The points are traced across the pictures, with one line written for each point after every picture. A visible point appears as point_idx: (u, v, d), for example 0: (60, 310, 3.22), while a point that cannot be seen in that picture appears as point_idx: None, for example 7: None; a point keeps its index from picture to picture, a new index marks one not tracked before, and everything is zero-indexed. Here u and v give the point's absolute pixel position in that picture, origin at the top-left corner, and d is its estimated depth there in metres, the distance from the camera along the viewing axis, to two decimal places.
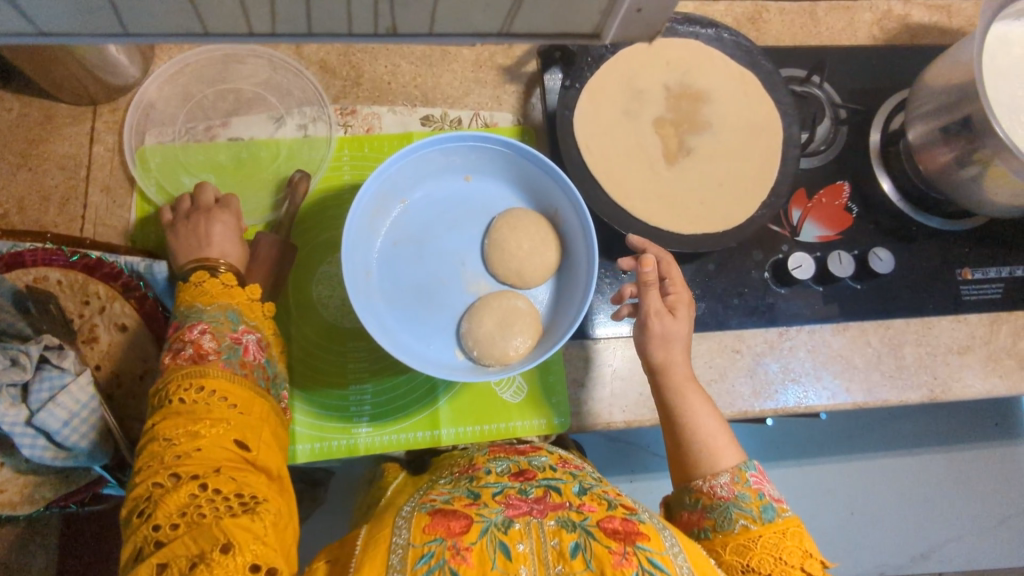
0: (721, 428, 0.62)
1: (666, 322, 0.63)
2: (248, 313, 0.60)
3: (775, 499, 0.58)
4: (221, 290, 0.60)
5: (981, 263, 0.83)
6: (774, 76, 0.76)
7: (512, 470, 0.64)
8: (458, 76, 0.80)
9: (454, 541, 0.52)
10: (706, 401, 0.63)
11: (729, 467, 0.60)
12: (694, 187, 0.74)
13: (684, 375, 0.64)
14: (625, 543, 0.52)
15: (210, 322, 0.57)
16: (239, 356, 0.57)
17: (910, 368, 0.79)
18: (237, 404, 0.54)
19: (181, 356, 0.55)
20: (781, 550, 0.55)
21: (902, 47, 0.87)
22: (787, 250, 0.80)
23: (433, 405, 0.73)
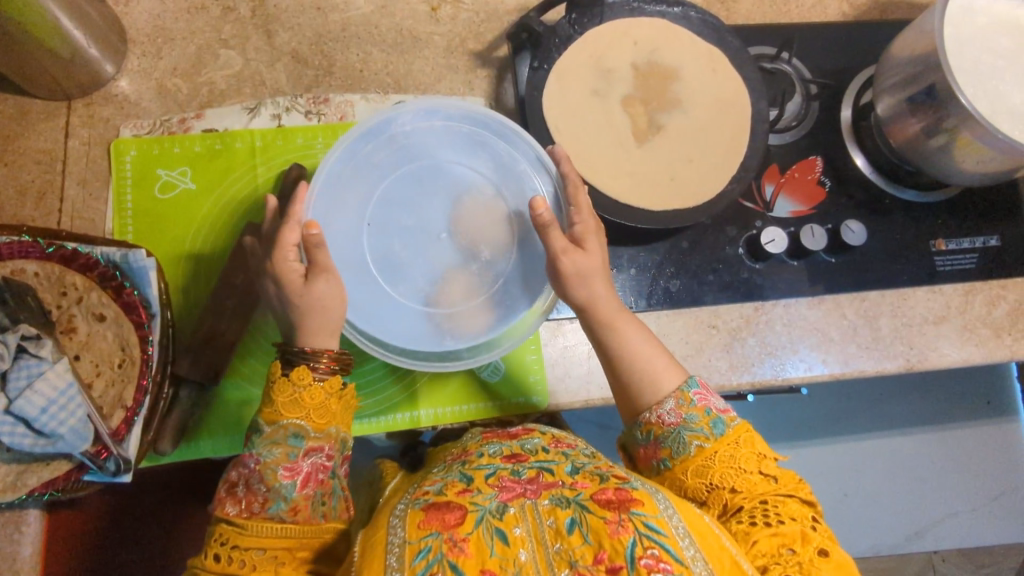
0: (660, 355, 0.65)
1: (576, 258, 0.63)
2: (314, 428, 0.59)
3: (721, 412, 0.62)
4: (288, 403, 0.59)
5: (955, 234, 0.84)
6: (742, 53, 0.77)
7: (505, 452, 0.63)
8: (429, 63, 0.80)
9: (450, 533, 0.52)
10: (639, 328, 0.66)
11: (672, 391, 0.63)
12: (665, 165, 0.74)
13: (613, 309, 0.65)
14: (620, 511, 0.52)
15: (263, 456, 0.58)
16: (289, 500, 0.58)
17: (885, 339, 0.80)
18: (280, 554, 0.57)
19: (234, 497, 0.58)
20: (738, 459, 0.59)
21: (872, 23, 0.88)
22: (760, 225, 0.81)
23: (411, 387, 0.73)
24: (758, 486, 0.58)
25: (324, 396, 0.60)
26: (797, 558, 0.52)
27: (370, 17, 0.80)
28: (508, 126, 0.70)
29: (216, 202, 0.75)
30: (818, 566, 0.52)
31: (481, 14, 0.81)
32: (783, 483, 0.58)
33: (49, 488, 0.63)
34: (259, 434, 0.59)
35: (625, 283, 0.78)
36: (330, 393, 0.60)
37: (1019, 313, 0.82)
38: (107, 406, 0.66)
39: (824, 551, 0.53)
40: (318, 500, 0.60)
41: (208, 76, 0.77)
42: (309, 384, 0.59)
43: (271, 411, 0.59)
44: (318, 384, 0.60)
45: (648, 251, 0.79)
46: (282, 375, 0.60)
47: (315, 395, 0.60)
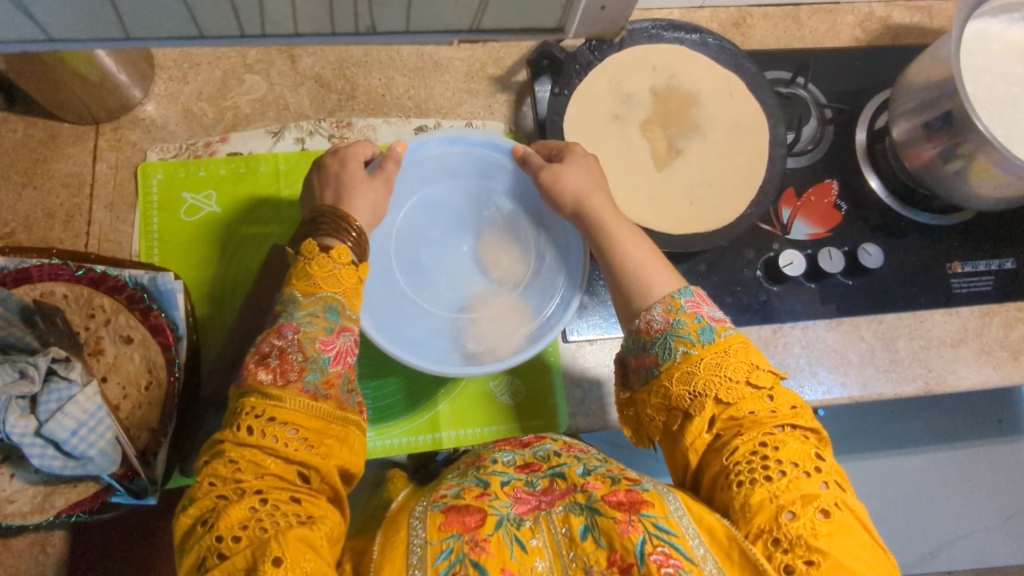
0: (653, 257, 0.62)
1: (552, 170, 0.66)
2: (350, 307, 0.57)
3: (714, 321, 0.57)
4: (327, 277, 0.55)
5: (971, 256, 0.84)
6: (758, 78, 0.78)
7: (519, 462, 0.62)
8: (450, 87, 0.82)
9: (471, 535, 0.51)
10: (636, 238, 0.63)
11: (663, 297, 0.59)
12: (685, 188, 0.75)
13: (607, 213, 0.64)
14: (631, 512, 0.50)
15: (303, 326, 0.53)
16: (326, 370, 0.52)
17: (903, 361, 0.80)
18: (310, 437, 0.50)
19: (266, 366, 0.51)
20: (724, 368, 0.54)
21: (886, 48, 0.89)
22: (778, 249, 0.82)
23: (433, 409, 0.74)
24: (752, 407, 0.53)
25: (359, 279, 0.58)
26: (799, 523, 0.48)
27: None
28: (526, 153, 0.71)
29: (241, 225, 0.77)
30: (822, 530, 0.47)
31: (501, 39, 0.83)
32: (777, 404, 0.54)
33: (77, 509, 0.63)
34: (296, 306, 0.55)
35: None
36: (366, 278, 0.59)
37: None
38: (133, 427, 0.67)
39: (827, 514, 0.48)
40: (347, 382, 0.54)
41: (232, 101, 0.78)
42: (348, 262, 0.57)
43: (308, 283, 0.55)
44: (354, 265, 0.58)
45: None
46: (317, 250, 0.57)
47: (352, 275, 0.57)
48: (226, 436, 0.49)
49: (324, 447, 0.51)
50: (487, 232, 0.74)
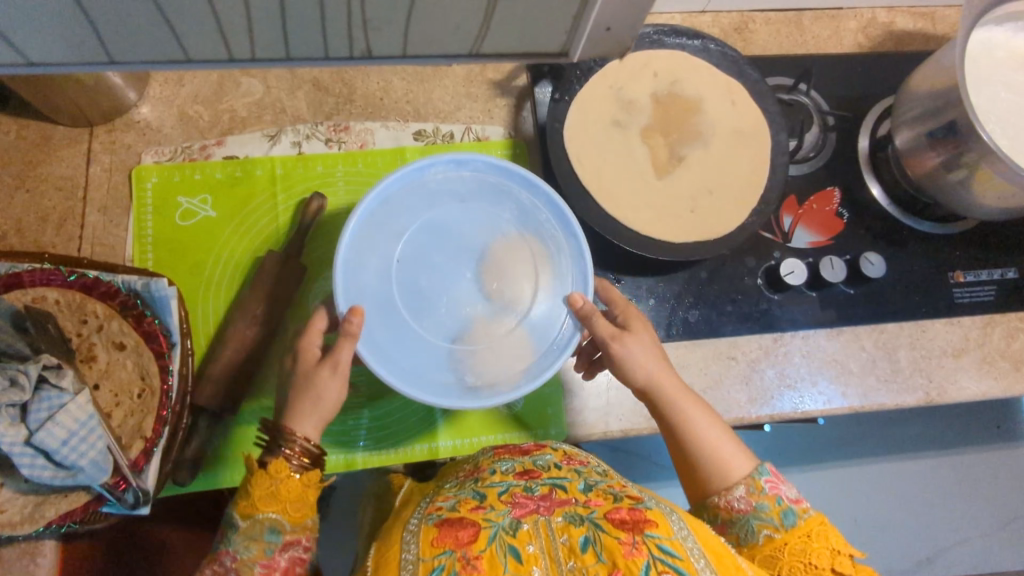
0: (724, 434, 0.64)
1: (624, 341, 0.66)
2: (290, 522, 0.57)
3: (794, 501, 0.59)
4: (265, 497, 0.56)
5: (973, 266, 0.83)
6: (761, 85, 0.77)
7: (517, 468, 0.62)
8: (449, 91, 0.81)
9: (464, 552, 0.50)
10: (702, 407, 0.65)
11: (744, 477, 0.61)
12: (685, 196, 0.74)
13: (678, 389, 0.65)
14: (634, 532, 0.50)
15: (240, 553, 0.56)
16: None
17: (904, 371, 0.80)
18: None
19: None
20: (810, 555, 0.56)
21: (888, 54, 0.89)
22: (779, 257, 0.81)
23: (432, 417, 0.73)
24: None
25: (302, 489, 0.58)
26: None
27: None
28: (531, 178, 0.70)
29: (237, 231, 0.75)
30: None
31: None
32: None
33: (67, 520, 0.62)
34: (235, 530, 0.57)
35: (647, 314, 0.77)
36: (308, 485, 0.58)
37: None
38: (125, 436, 0.65)
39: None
40: None
41: (229, 104, 0.77)
42: (287, 479, 0.57)
43: (245, 505, 0.57)
44: (296, 477, 0.58)
45: (668, 281, 0.79)
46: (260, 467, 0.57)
47: (291, 487, 0.57)
48: None
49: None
50: (490, 256, 0.69)
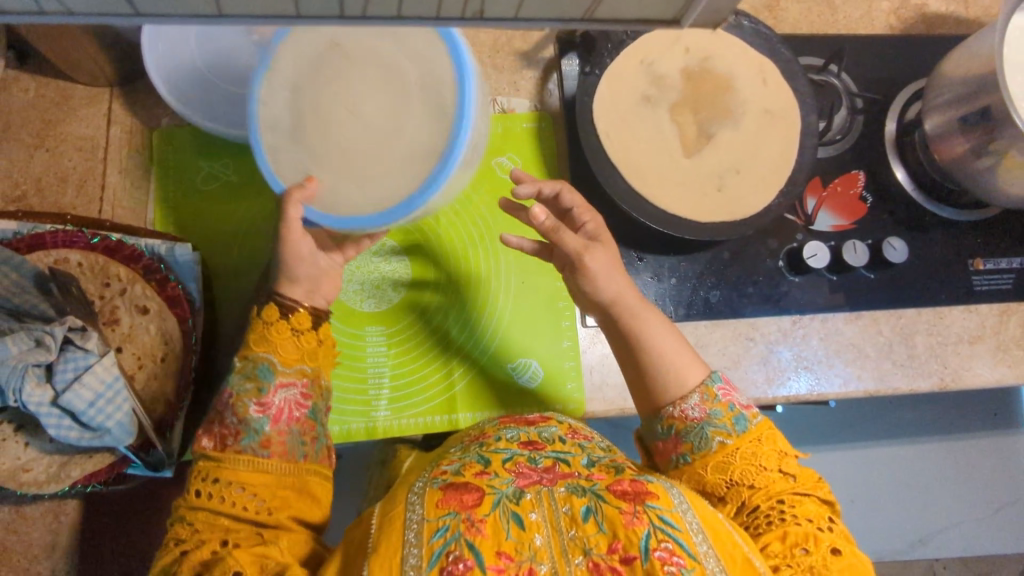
0: (682, 348, 0.66)
1: (595, 256, 0.64)
2: (283, 362, 0.61)
3: (744, 409, 0.63)
4: (258, 339, 0.61)
5: (994, 254, 0.83)
6: (792, 64, 0.76)
7: (522, 438, 0.63)
8: (475, 61, 0.80)
9: (467, 514, 0.51)
10: (661, 323, 0.66)
11: (698, 386, 0.64)
12: (712, 175, 0.73)
13: (638, 303, 0.66)
14: (635, 502, 0.52)
15: (236, 390, 0.59)
16: (261, 433, 0.58)
17: (920, 356, 0.80)
18: (257, 491, 0.57)
19: (208, 432, 0.59)
20: (760, 457, 0.60)
21: (919, 37, 0.88)
22: (801, 239, 0.81)
23: (453, 389, 0.73)
24: (777, 484, 0.59)
25: (298, 334, 0.62)
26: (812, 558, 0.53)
27: None
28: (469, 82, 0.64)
29: (259, 198, 0.74)
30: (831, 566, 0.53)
31: None
32: (803, 484, 0.59)
33: (92, 481, 0.63)
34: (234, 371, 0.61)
35: (668, 291, 0.78)
36: (299, 328, 0.62)
37: None
38: (149, 400, 0.65)
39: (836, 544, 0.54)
40: (300, 434, 0.60)
41: None
42: (283, 320, 0.61)
43: (245, 347, 0.61)
44: (287, 322, 0.62)
45: (690, 260, 0.79)
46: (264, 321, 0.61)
47: (282, 330, 0.61)
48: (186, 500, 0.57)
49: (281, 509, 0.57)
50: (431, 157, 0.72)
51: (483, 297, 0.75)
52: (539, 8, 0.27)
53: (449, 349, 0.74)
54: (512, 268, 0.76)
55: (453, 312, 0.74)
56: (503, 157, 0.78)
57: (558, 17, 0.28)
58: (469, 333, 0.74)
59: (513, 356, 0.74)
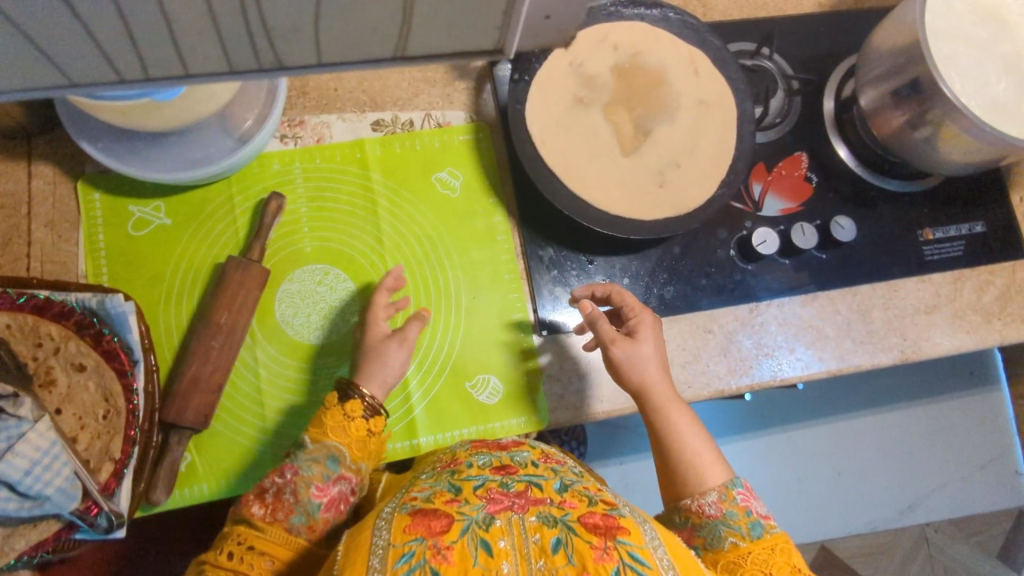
0: (709, 447, 0.68)
1: (624, 346, 0.69)
2: (352, 458, 0.63)
3: (761, 516, 0.63)
4: (338, 428, 0.63)
5: (941, 222, 0.84)
6: (723, 52, 0.75)
7: (494, 464, 0.61)
8: (406, 77, 0.78)
9: (435, 540, 0.48)
10: (691, 420, 0.69)
11: (716, 485, 0.65)
12: (652, 171, 0.72)
13: (667, 393, 0.69)
14: (606, 537, 0.50)
15: (302, 470, 0.61)
16: (311, 516, 0.59)
17: (879, 332, 0.80)
18: (279, 565, 0.58)
19: (262, 501, 0.60)
20: (770, 565, 0.59)
21: (850, 12, 0.88)
22: (751, 226, 0.80)
23: (413, 413, 0.71)
24: None
25: (366, 434, 0.64)
26: None
27: None
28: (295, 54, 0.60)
29: (194, 238, 0.72)
30: None
31: None
32: None
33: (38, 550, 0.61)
34: (303, 449, 0.62)
35: None
36: (374, 432, 0.64)
37: (1006, 297, 0.83)
38: (93, 460, 0.62)
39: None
40: (335, 526, 0.61)
41: None
42: (357, 417, 0.64)
43: (319, 432, 0.63)
44: (364, 420, 0.64)
45: (641, 259, 0.78)
46: (335, 404, 0.64)
47: (359, 427, 0.64)
48: (209, 558, 0.57)
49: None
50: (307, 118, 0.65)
51: (435, 316, 0.73)
52: (339, 52, 0.29)
53: (404, 373, 0.72)
54: (463, 285, 0.75)
55: (406, 335, 0.73)
56: (443, 172, 0.77)
57: (365, 59, 0.30)
58: (424, 353, 0.73)
59: (472, 374, 0.73)
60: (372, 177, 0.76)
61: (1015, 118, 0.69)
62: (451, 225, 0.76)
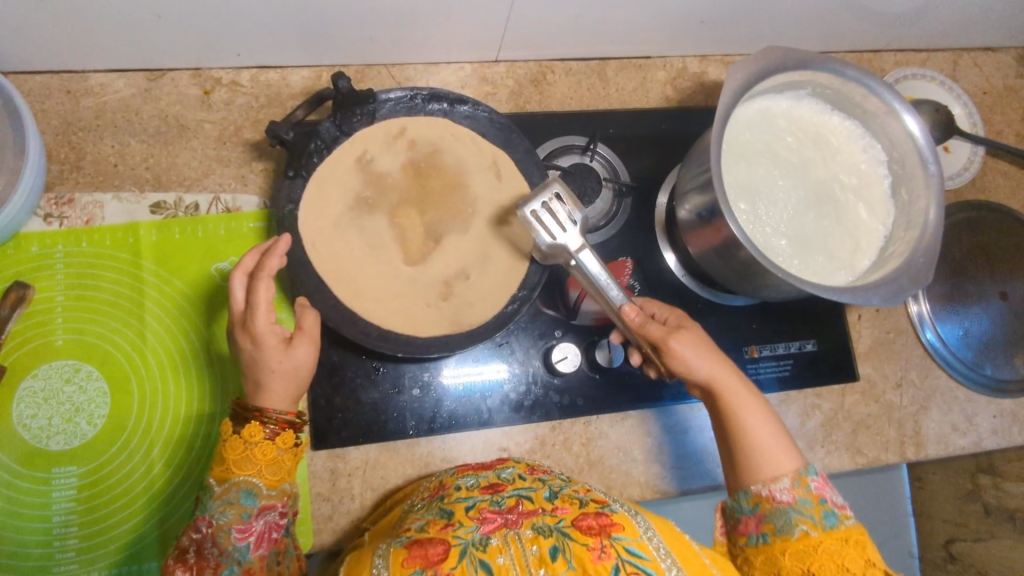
0: (779, 435, 0.58)
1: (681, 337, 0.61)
2: (268, 485, 0.55)
3: (835, 505, 0.55)
4: (241, 460, 0.54)
5: (770, 339, 0.80)
6: (531, 155, 0.69)
7: (481, 484, 0.58)
8: (197, 155, 0.73)
9: (434, 570, 0.47)
10: (759, 405, 0.60)
11: (790, 471, 0.56)
12: (438, 284, 0.68)
13: (727, 376, 0.60)
14: (602, 537, 0.49)
15: (216, 519, 0.53)
16: (243, 562, 0.54)
17: (690, 456, 0.77)
18: None
19: (184, 564, 0.54)
20: (845, 558, 0.52)
21: (696, 108, 0.84)
22: (560, 336, 0.75)
23: (160, 526, 0.66)
24: None
25: (278, 452, 0.56)
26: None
27: (129, 102, 0.72)
28: None
29: None
30: None
31: (262, 98, 0.75)
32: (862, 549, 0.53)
33: None
34: (211, 495, 0.54)
35: (408, 405, 0.71)
36: (285, 448, 0.56)
37: (831, 424, 0.80)
38: None
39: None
40: (274, 556, 0.56)
41: None
42: (261, 441, 0.55)
43: (222, 469, 0.55)
44: (270, 441, 0.55)
45: (433, 368, 0.72)
46: (234, 433, 0.56)
47: (268, 450, 0.55)
48: None
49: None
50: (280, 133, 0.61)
51: (193, 424, 0.68)
52: None
53: (150, 488, 0.67)
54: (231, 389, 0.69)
55: (159, 444, 0.67)
56: (224, 262, 0.71)
57: None
58: (176, 466, 0.67)
59: None
60: (143, 266, 0.70)
61: (819, 249, 0.68)
62: (228, 321, 0.70)
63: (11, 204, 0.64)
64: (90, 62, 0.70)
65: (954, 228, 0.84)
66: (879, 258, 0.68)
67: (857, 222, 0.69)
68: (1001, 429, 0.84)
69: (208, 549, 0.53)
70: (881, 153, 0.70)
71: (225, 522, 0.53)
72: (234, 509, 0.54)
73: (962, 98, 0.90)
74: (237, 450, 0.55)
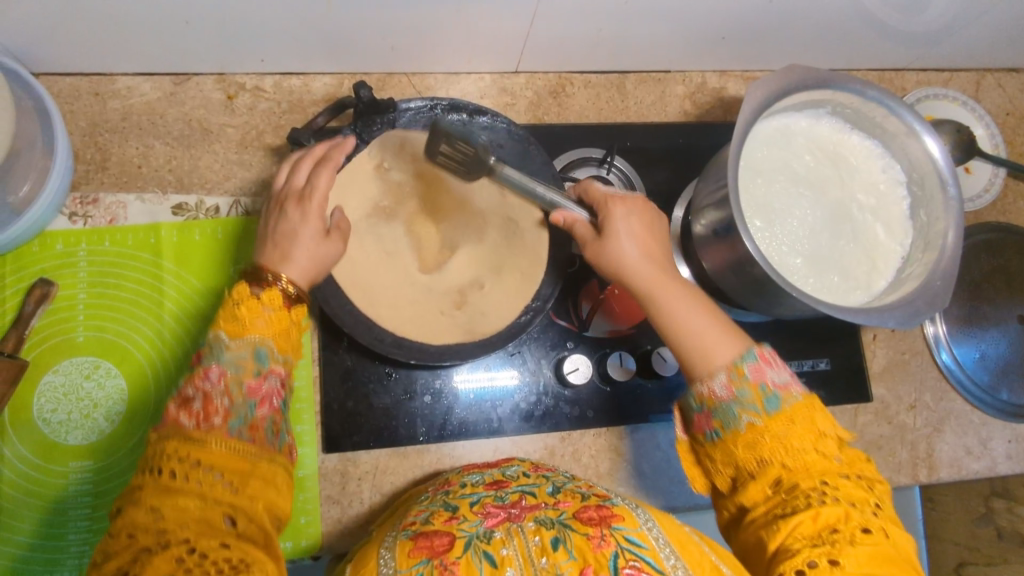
0: (708, 321, 0.57)
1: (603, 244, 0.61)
2: (279, 349, 0.54)
3: (779, 386, 0.53)
4: (255, 320, 0.53)
5: (783, 357, 0.79)
6: (549, 167, 0.70)
7: (487, 480, 0.59)
8: (219, 158, 0.74)
9: (440, 559, 0.47)
10: (686, 297, 0.59)
11: (725, 364, 0.54)
12: (453, 293, 0.70)
13: (653, 281, 0.59)
14: (602, 526, 0.49)
15: (228, 368, 0.52)
16: (250, 417, 0.51)
17: None
18: (234, 479, 0.49)
19: (187, 411, 0.50)
20: (798, 443, 0.52)
21: (714, 122, 0.85)
22: (571, 347, 0.75)
23: None
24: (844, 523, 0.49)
25: (289, 323, 0.55)
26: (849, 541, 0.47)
27: (155, 105, 0.74)
28: None
29: None
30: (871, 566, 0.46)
31: (285, 104, 0.76)
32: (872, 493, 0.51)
33: None
34: (222, 348, 0.52)
35: (419, 411, 0.72)
36: (296, 321, 0.56)
37: None
38: None
39: (870, 532, 0.48)
40: (275, 425, 0.53)
41: None
42: (280, 308, 0.55)
43: (233, 325, 0.53)
44: (286, 311, 0.55)
45: (445, 376, 0.72)
46: (249, 294, 0.54)
47: (282, 320, 0.55)
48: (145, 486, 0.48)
49: (252, 488, 0.50)
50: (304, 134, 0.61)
51: None
52: None
53: None
54: None
55: None
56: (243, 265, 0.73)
57: None
58: None
59: None
60: (164, 266, 0.71)
61: (835, 267, 0.68)
62: None
63: (40, 202, 0.66)
64: (118, 66, 0.71)
65: (973, 250, 0.84)
66: (896, 279, 0.67)
67: (874, 241, 0.69)
68: (1016, 454, 0.83)
69: (218, 394, 0.50)
70: (901, 173, 0.70)
71: (237, 375, 0.52)
72: (246, 365, 0.52)
73: (984, 119, 0.89)
74: (252, 312, 0.54)
